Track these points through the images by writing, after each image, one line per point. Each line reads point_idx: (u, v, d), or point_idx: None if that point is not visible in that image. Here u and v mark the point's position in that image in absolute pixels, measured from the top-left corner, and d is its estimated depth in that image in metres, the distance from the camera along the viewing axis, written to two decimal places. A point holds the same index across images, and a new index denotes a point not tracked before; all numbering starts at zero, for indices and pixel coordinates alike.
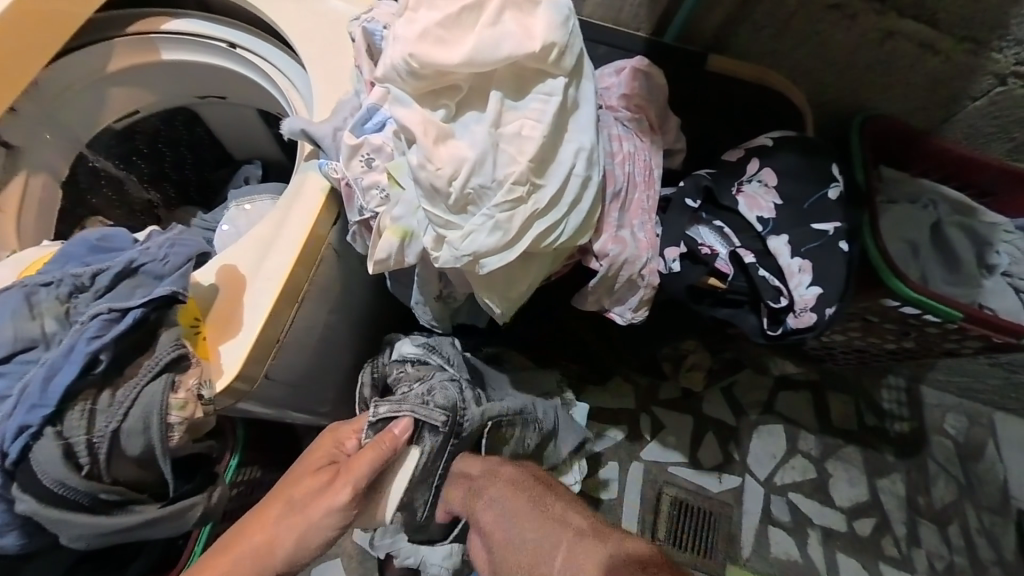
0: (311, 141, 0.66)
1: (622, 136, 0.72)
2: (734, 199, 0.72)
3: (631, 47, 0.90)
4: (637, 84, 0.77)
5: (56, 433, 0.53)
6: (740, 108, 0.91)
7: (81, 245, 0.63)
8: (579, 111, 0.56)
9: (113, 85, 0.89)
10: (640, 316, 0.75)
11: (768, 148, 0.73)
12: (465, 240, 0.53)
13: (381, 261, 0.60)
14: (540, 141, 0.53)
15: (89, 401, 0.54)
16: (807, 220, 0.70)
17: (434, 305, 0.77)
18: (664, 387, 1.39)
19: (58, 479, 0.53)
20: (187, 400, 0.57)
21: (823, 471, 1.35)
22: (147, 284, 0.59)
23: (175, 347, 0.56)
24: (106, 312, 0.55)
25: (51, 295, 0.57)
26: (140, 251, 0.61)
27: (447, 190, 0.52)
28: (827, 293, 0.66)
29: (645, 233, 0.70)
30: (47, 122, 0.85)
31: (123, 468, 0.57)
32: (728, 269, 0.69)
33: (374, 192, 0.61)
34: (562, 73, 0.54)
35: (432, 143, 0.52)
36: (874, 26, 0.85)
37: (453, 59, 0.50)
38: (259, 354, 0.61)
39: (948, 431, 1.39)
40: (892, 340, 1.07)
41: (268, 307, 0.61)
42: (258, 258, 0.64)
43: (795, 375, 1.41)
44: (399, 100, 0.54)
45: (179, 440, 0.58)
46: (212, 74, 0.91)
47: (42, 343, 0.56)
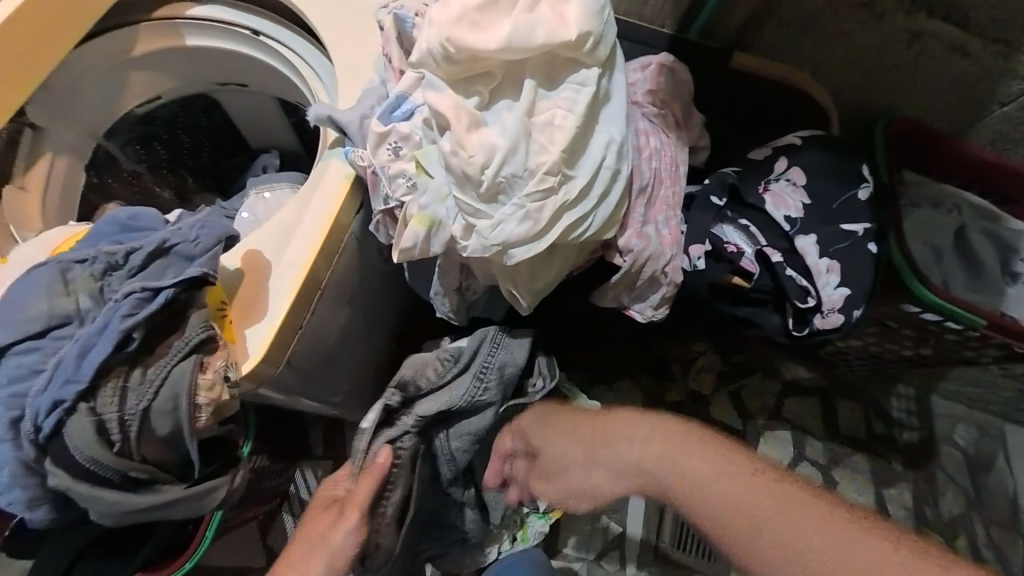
0: (337, 127, 0.66)
1: (648, 130, 0.72)
2: (760, 197, 0.71)
3: (655, 43, 0.90)
4: (662, 79, 0.76)
5: (89, 410, 0.53)
6: (763, 107, 0.91)
7: (113, 224, 0.62)
8: (610, 103, 0.56)
9: (133, 70, 0.89)
10: (660, 313, 0.74)
11: (796, 147, 0.72)
12: (494, 230, 0.53)
13: (405, 249, 0.59)
14: (571, 131, 0.52)
15: (120, 378, 0.54)
16: (834, 220, 0.68)
17: (452, 297, 0.77)
18: (671, 389, 1.38)
19: (88, 455, 0.53)
20: (213, 382, 0.57)
21: (829, 479, 1.34)
22: (177, 264, 0.59)
23: (203, 329, 0.57)
24: (139, 291, 0.55)
25: (86, 272, 0.57)
26: (172, 231, 0.59)
27: (478, 177, 0.52)
28: (854, 293, 0.66)
29: (669, 229, 0.69)
30: (70, 101, 0.86)
31: (152, 448, 0.57)
32: (753, 268, 0.69)
33: (399, 180, 0.61)
34: (596, 63, 0.53)
35: (465, 130, 0.52)
36: (902, 26, 0.85)
37: (489, 45, 0.50)
38: (282, 340, 0.61)
39: (958, 441, 1.38)
40: (909, 346, 1.06)
41: (290, 293, 0.61)
42: (281, 244, 0.64)
43: (805, 381, 1.40)
44: (432, 86, 0.54)
45: (204, 421, 0.58)
46: (235, 61, 0.92)
47: (76, 320, 0.56)
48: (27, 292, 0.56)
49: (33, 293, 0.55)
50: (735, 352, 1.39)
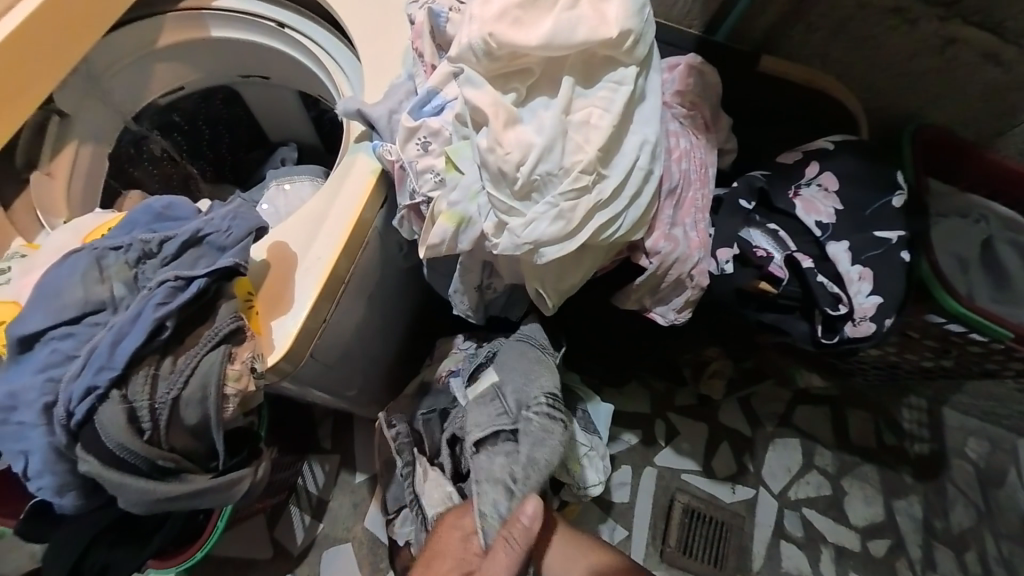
0: (366, 122, 0.66)
1: (678, 132, 0.71)
2: (790, 202, 0.70)
3: (681, 44, 0.89)
4: (691, 81, 0.75)
5: (120, 397, 0.53)
6: (788, 111, 0.89)
7: (146, 212, 0.62)
8: (644, 103, 0.55)
9: (159, 60, 0.90)
10: (683, 317, 0.74)
11: (828, 152, 0.71)
12: (526, 228, 0.53)
13: (433, 245, 0.59)
14: (608, 131, 0.52)
15: (151, 366, 0.54)
16: (867, 227, 0.67)
17: (471, 295, 0.76)
18: (681, 393, 1.37)
19: (120, 442, 0.53)
20: (241, 372, 0.57)
21: (839, 488, 1.32)
22: (210, 255, 0.59)
23: (232, 320, 0.57)
24: (173, 280, 0.55)
25: (120, 260, 0.57)
26: (205, 221, 0.60)
27: (513, 174, 0.51)
28: (886, 301, 0.64)
29: (697, 232, 0.68)
30: (97, 90, 0.87)
31: (180, 437, 0.57)
32: (781, 274, 0.68)
33: (428, 176, 0.61)
34: (634, 62, 0.53)
35: (502, 127, 0.51)
36: (936, 32, 0.83)
37: (530, 42, 0.49)
38: (308, 333, 0.61)
39: (970, 455, 1.35)
40: (929, 358, 1.04)
41: (317, 287, 0.61)
42: (309, 237, 0.64)
43: (815, 390, 1.38)
44: (471, 82, 0.53)
45: (230, 412, 0.58)
46: (260, 54, 0.92)
47: (110, 307, 0.56)
48: (63, 278, 0.56)
49: (69, 280, 0.56)
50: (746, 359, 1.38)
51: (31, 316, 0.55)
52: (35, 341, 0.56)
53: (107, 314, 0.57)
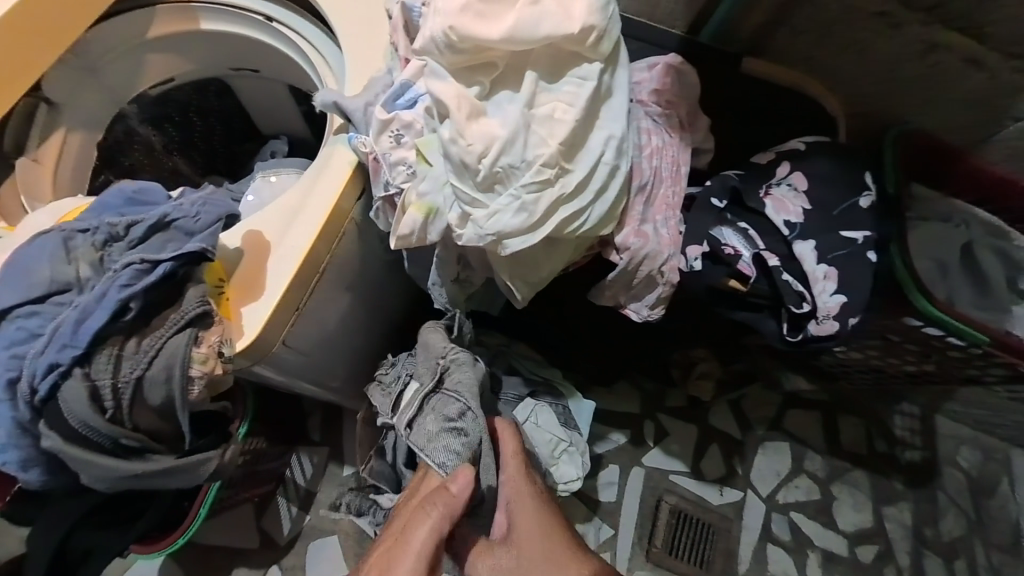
0: (343, 114, 0.67)
1: (651, 129, 0.72)
2: (761, 201, 0.70)
3: (665, 44, 0.90)
4: (669, 80, 0.76)
5: (83, 375, 0.55)
6: (772, 113, 0.90)
7: (118, 196, 0.64)
8: (612, 99, 0.56)
9: (153, 51, 0.91)
10: (656, 313, 0.74)
11: (799, 152, 0.72)
12: (490, 219, 0.54)
13: (404, 236, 0.60)
14: (571, 125, 0.53)
15: (116, 346, 0.56)
16: (836, 227, 0.68)
17: (450, 288, 0.77)
18: (670, 394, 1.38)
19: (82, 420, 0.55)
20: (207, 355, 0.58)
21: (828, 494, 1.32)
22: (178, 239, 0.60)
23: (199, 303, 0.58)
24: (139, 263, 0.56)
25: (88, 242, 0.59)
26: (175, 206, 0.61)
27: (476, 166, 0.52)
28: (851, 302, 0.65)
29: (668, 229, 0.70)
30: (86, 80, 0.88)
31: (145, 417, 0.58)
32: (750, 271, 0.68)
33: (400, 168, 0.62)
34: (599, 58, 0.54)
35: (465, 119, 0.52)
36: (918, 37, 0.83)
37: (493, 35, 0.50)
38: (278, 320, 0.62)
39: (962, 464, 1.35)
40: (911, 362, 1.04)
41: (290, 274, 0.62)
42: (284, 226, 0.65)
43: (805, 394, 1.38)
44: (436, 73, 0.54)
45: (197, 394, 0.59)
46: (249, 46, 0.93)
47: (76, 288, 0.57)
48: (31, 258, 0.58)
49: (38, 260, 0.57)
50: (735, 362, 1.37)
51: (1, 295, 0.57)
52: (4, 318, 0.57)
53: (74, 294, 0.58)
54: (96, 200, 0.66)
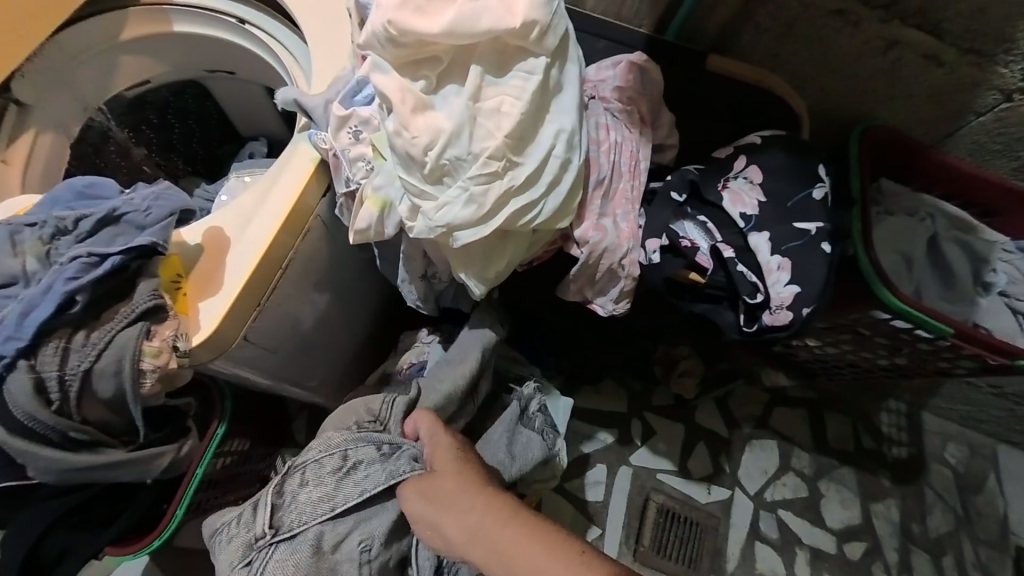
0: (304, 111, 0.68)
1: (610, 125, 0.73)
2: (719, 194, 0.72)
3: (632, 43, 0.91)
4: (631, 77, 0.77)
5: (28, 367, 0.56)
6: (741, 109, 0.91)
7: (69, 190, 0.65)
8: (562, 93, 0.57)
9: (125, 52, 0.92)
10: (622, 307, 0.75)
11: (756, 146, 0.74)
12: (439, 211, 0.55)
13: (361, 230, 0.61)
14: (518, 118, 0.54)
15: (64, 339, 0.57)
16: (790, 218, 0.69)
17: (419, 284, 0.77)
18: (656, 393, 1.38)
19: (27, 411, 0.56)
20: (160, 348, 0.58)
21: (815, 491, 1.33)
22: (128, 232, 0.61)
23: (151, 297, 0.58)
24: (87, 256, 0.57)
25: (35, 236, 0.60)
26: (125, 200, 0.62)
27: (423, 158, 0.54)
28: (804, 292, 0.66)
29: (627, 223, 0.71)
30: (57, 82, 0.88)
31: (93, 409, 0.60)
32: (707, 264, 0.70)
33: (360, 164, 0.62)
34: (545, 53, 0.55)
35: (410, 112, 0.54)
36: (876, 34, 0.85)
37: (433, 29, 0.51)
38: (236, 314, 0.63)
39: (949, 460, 1.36)
40: (884, 356, 1.05)
41: (247, 269, 0.63)
42: (242, 222, 0.65)
43: (789, 390, 1.39)
44: (379, 67, 0.55)
45: (150, 387, 0.60)
46: (221, 48, 0.93)
47: (22, 280, 0.58)
48: None
49: None
50: (717, 360, 1.38)
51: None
52: None
53: (21, 287, 0.59)
54: (46, 195, 0.67)
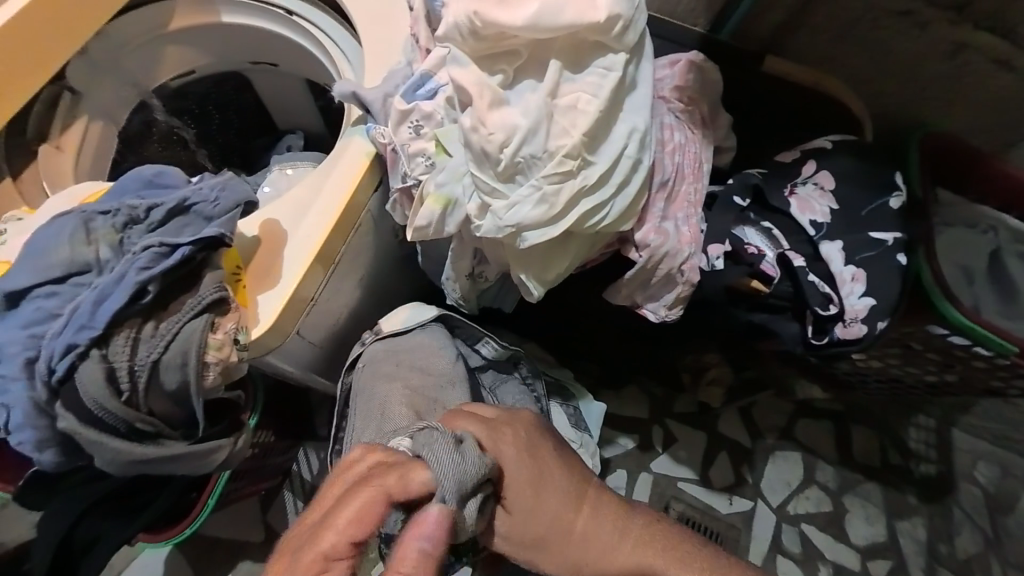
0: (362, 105, 0.66)
1: (673, 125, 0.71)
2: (785, 200, 0.70)
3: (685, 41, 0.88)
4: (690, 77, 0.74)
5: (100, 357, 0.55)
6: (796, 112, 0.87)
7: (137, 179, 0.64)
8: (635, 92, 0.55)
9: (168, 44, 0.91)
10: (675, 313, 0.72)
11: (826, 150, 0.71)
12: (509, 211, 0.53)
13: (420, 228, 0.59)
14: (594, 116, 0.52)
15: (133, 330, 0.56)
16: (863, 227, 0.66)
17: (464, 283, 0.75)
18: (680, 399, 1.35)
19: (98, 402, 0.55)
20: (223, 342, 0.58)
21: (840, 505, 1.29)
22: (196, 224, 0.60)
23: (216, 290, 0.58)
24: (157, 246, 0.56)
25: (107, 224, 0.59)
26: (193, 190, 0.61)
27: (497, 156, 0.52)
28: (879, 305, 0.63)
29: (689, 227, 0.68)
30: (109, 71, 0.88)
31: (159, 402, 0.59)
32: (773, 272, 0.67)
33: (419, 159, 0.61)
34: (623, 49, 0.53)
35: (486, 107, 0.52)
36: (947, 36, 0.81)
37: (517, 22, 0.49)
38: (293, 308, 0.62)
39: (979, 479, 1.29)
40: (932, 371, 0.99)
41: (307, 263, 0.62)
42: (301, 216, 0.64)
43: (819, 403, 1.35)
44: (456, 61, 0.54)
45: (212, 380, 0.59)
46: (268, 40, 0.92)
47: (95, 269, 0.58)
48: (51, 238, 0.58)
49: (57, 240, 0.58)
50: (747, 368, 1.33)
51: (18, 274, 0.58)
52: (22, 298, 0.58)
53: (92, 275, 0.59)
54: (115, 182, 0.66)
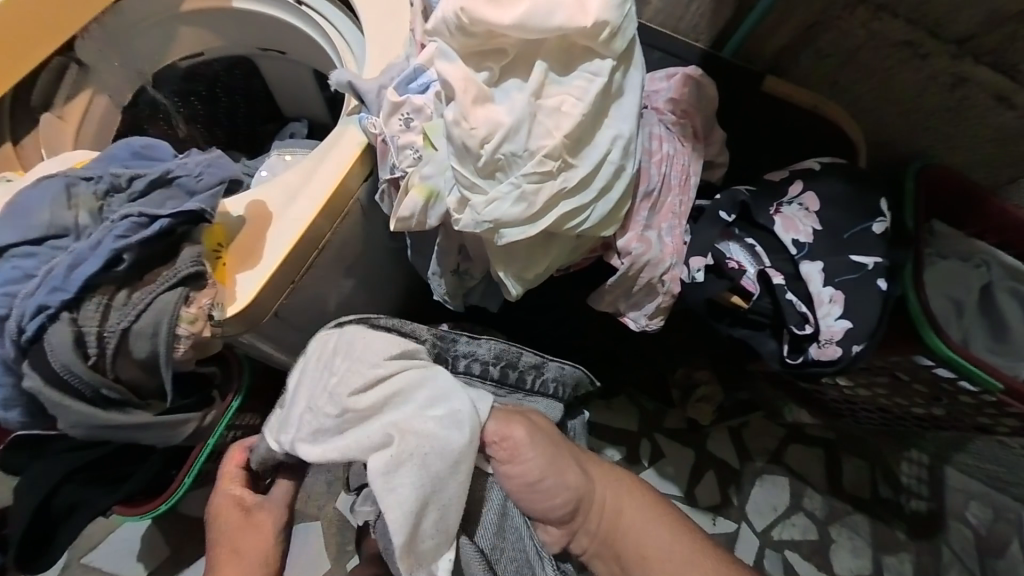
0: (357, 95, 0.67)
1: (663, 136, 0.71)
2: (770, 218, 0.70)
3: (687, 57, 0.88)
4: (686, 90, 0.74)
5: (71, 319, 0.56)
6: (794, 135, 0.87)
7: (125, 150, 0.66)
8: (623, 99, 0.56)
9: (184, 24, 0.93)
10: (655, 323, 0.73)
11: (813, 172, 0.71)
12: (488, 206, 0.54)
13: (403, 218, 0.60)
14: (578, 118, 0.52)
15: (106, 296, 0.57)
16: (845, 250, 0.66)
17: (449, 279, 0.75)
18: (670, 415, 1.32)
19: (65, 363, 0.57)
20: (197, 315, 0.59)
21: (826, 535, 1.25)
22: (178, 197, 0.62)
23: (193, 264, 0.59)
24: (137, 216, 0.58)
25: (90, 191, 0.61)
26: (178, 164, 0.62)
27: (478, 151, 0.53)
28: (856, 328, 0.63)
29: (673, 238, 0.69)
30: (118, 47, 0.90)
31: (128, 369, 0.60)
32: (753, 289, 0.67)
33: (407, 152, 0.61)
34: (611, 55, 0.54)
35: (471, 103, 0.53)
36: (945, 69, 0.78)
37: (504, 21, 0.50)
38: (272, 290, 0.63)
39: (970, 520, 1.26)
40: (920, 405, 0.95)
41: (288, 246, 0.63)
42: (287, 199, 0.65)
43: (809, 428, 1.32)
44: (444, 55, 0.54)
45: (183, 353, 0.60)
46: (276, 28, 0.93)
47: (73, 234, 0.60)
48: (32, 201, 0.60)
49: (39, 203, 0.59)
50: (738, 389, 1.31)
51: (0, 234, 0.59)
52: None
53: (71, 240, 0.60)
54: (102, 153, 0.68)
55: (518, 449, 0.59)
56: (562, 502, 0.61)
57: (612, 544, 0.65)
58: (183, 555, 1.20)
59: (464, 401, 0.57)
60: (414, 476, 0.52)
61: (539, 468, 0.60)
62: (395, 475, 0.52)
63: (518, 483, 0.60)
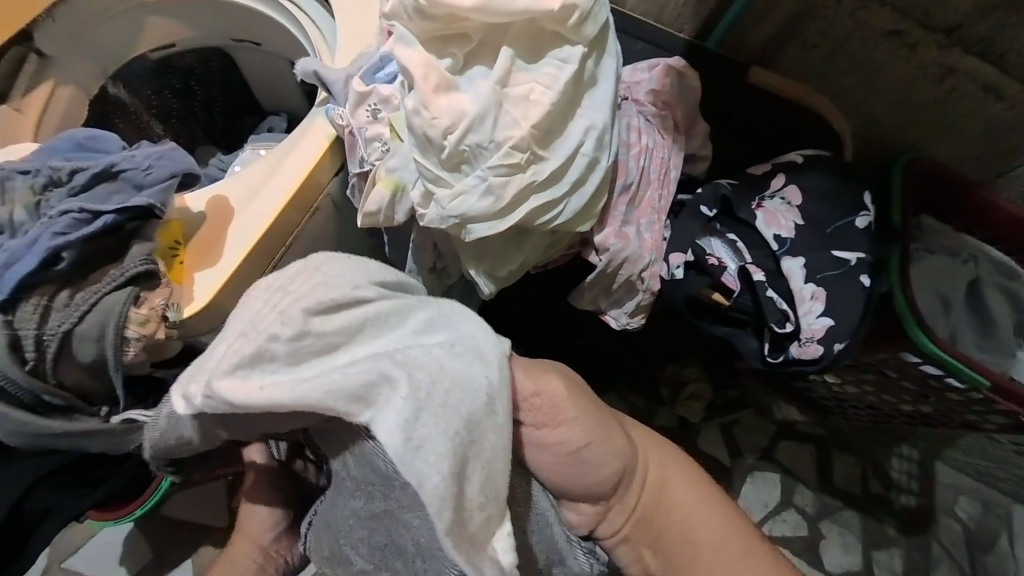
0: (323, 84, 0.65)
1: (642, 128, 0.69)
2: (753, 212, 0.68)
3: (671, 48, 0.86)
4: (668, 81, 0.72)
5: (5, 322, 0.54)
6: (781, 127, 0.85)
7: (68, 142, 0.64)
8: (596, 88, 0.54)
9: (152, 14, 0.89)
10: (636, 322, 0.71)
11: (796, 164, 0.69)
12: (454, 200, 0.52)
13: (370, 214, 0.58)
14: (547, 108, 0.50)
15: (44, 297, 0.55)
16: (828, 245, 0.64)
17: (426, 278, 0.73)
18: (660, 413, 1.30)
19: (0, 370, 0.54)
20: (148, 316, 0.56)
21: (816, 532, 1.24)
22: (125, 191, 0.59)
23: (143, 262, 0.56)
24: (78, 213, 0.55)
25: (26, 185, 0.59)
26: (124, 157, 0.60)
27: (441, 142, 0.50)
28: (838, 326, 0.61)
29: (652, 233, 0.67)
30: (78, 37, 0.86)
31: (72, 373, 0.58)
32: (734, 285, 0.65)
33: (375, 144, 0.59)
34: (582, 41, 0.52)
35: (433, 90, 0.50)
36: (933, 59, 0.76)
37: (466, 3, 0.48)
38: (233, 290, 0.60)
39: (959, 515, 1.25)
40: (908, 401, 0.94)
41: (249, 243, 0.60)
42: (249, 195, 0.63)
43: (799, 425, 1.31)
44: (404, 40, 0.52)
45: (134, 356, 0.58)
46: (248, 18, 0.89)
47: (8, 231, 0.57)
48: None
49: None
50: (727, 386, 1.30)
51: None
52: None
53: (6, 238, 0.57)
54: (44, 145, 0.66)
55: (558, 404, 0.53)
56: (610, 471, 0.54)
57: (695, 538, 0.56)
58: (164, 560, 1.17)
59: (484, 335, 0.48)
60: (444, 423, 0.41)
61: (583, 430, 0.53)
62: (417, 427, 0.41)
63: (564, 452, 0.53)
